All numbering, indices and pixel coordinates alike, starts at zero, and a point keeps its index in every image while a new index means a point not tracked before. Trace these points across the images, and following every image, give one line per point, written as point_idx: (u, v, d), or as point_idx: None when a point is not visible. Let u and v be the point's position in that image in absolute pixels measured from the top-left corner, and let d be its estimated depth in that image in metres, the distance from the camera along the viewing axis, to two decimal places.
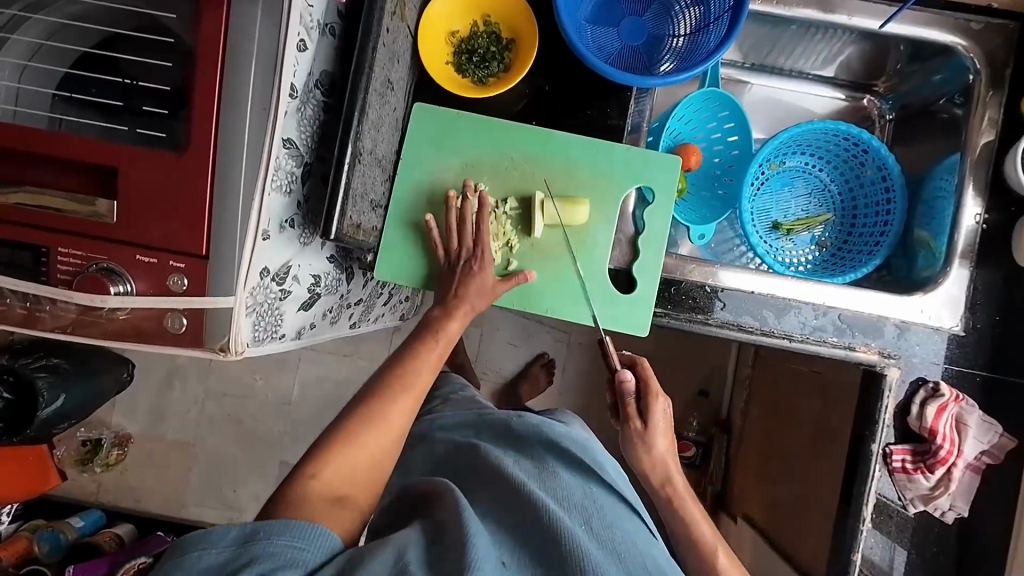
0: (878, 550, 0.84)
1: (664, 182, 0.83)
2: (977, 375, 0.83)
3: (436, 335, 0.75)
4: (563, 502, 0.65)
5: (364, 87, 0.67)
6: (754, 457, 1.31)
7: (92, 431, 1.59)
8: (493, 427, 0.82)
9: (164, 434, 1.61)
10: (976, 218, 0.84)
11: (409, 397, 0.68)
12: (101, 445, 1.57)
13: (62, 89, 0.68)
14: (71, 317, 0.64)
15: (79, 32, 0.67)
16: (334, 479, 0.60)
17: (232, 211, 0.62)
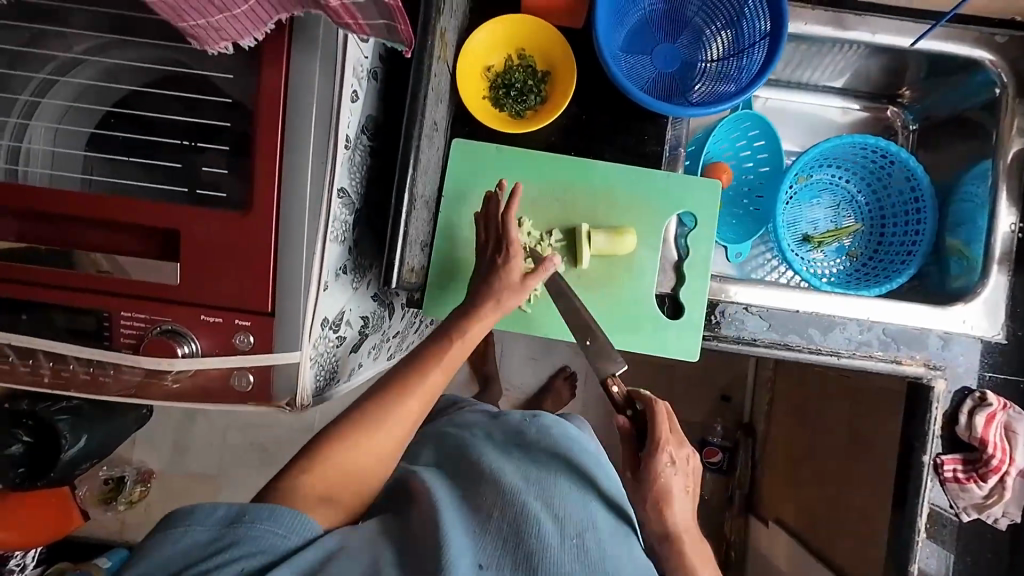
0: (932, 561, 0.85)
1: (706, 207, 0.84)
2: (1020, 381, 0.85)
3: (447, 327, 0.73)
4: (558, 514, 0.64)
5: (417, 134, 0.68)
6: (782, 459, 1.28)
7: (113, 470, 1.56)
8: (506, 431, 0.81)
9: (187, 467, 1.59)
10: (1011, 226, 0.86)
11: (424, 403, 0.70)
12: (124, 483, 1.55)
13: (95, 149, 0.65)
14: (135, 380, 0.63)
15: (112, 90, 0.65)
16: (329, 476, 0.62)
17: (295, 266, 0.62)
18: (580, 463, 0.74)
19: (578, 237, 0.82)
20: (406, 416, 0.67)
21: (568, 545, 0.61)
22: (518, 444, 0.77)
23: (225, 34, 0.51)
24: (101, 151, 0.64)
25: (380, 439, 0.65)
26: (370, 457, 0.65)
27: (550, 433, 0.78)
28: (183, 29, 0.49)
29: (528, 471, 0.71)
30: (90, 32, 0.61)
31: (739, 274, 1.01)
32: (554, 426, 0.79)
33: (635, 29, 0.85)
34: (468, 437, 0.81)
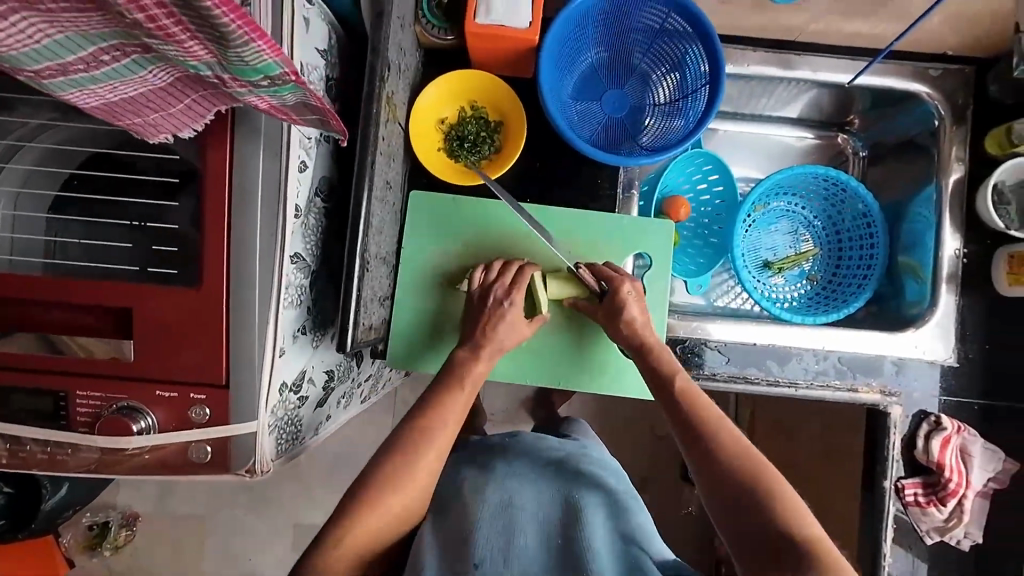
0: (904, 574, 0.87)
1: (661, 246, 0.86)
2: (974, 403, 0.88)
3: (461, 380, 0.75)
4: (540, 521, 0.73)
5: (367, 196, 0.69)
6: None
7: (96, 515, 1.46)
8: (494, 450, 0.86)
9: (172, 510, 1.48)
10: (956, 250, 0.88)
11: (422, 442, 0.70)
12: (108, 528, 1.45)
13: (53, 233, 0.66)
14: (94, 457, 0.64)
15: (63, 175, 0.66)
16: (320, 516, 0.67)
17: (249, 338, 0.63)
18: (562, 467, 0.81)
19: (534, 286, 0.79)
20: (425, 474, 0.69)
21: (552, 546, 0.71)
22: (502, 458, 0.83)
23: (163, 128, 0.53)
24: (63, 234, 0.66)
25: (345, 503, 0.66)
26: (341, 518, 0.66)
27: (531, 446, 0.85)
28: (120, 127, 0.51)
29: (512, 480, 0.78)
30: (33, 116, 0.62)
31: (703, 306, 1.03)
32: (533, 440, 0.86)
33: (583, 77, 0.88)
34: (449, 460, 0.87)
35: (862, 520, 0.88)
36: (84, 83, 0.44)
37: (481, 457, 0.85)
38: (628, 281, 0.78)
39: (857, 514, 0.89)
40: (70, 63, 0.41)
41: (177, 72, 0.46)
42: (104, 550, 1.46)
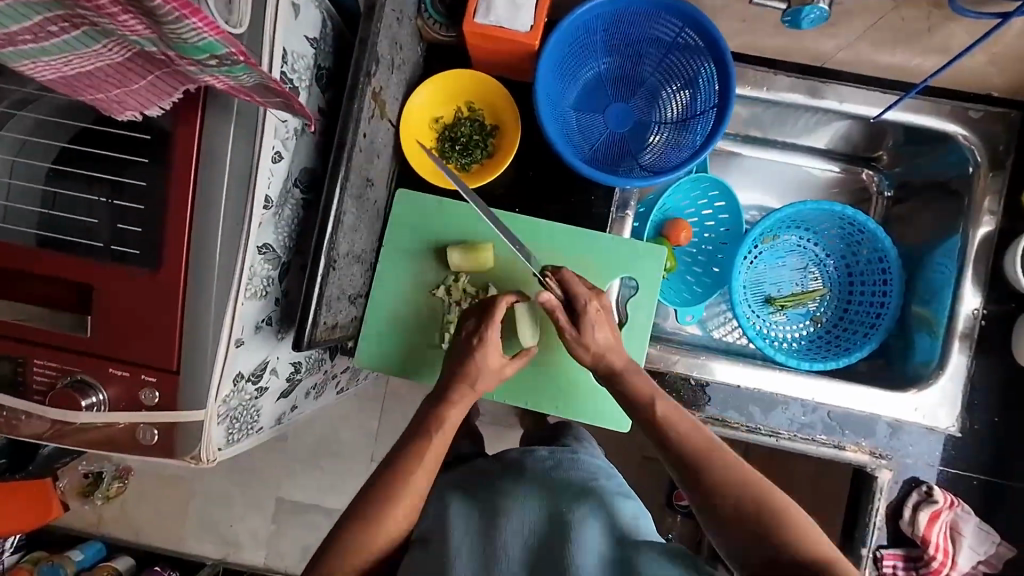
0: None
1: (650, 273, 0.82)
2: (974, 478, 0.81)
3: (443, 406, 0.71)
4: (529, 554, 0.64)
5: (340, 192, 0.67)
6: None
7: (93, 463, 1.37)
8: (479, 470, 0.80)
9: (164, 466, 1.39)
10: (975, 308, 0.81)
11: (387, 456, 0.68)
12: (102, 478, 1.36)
13: (48, 205, 0.64)
14: (46, 426, 0.64)
15: (46, 147, 0.65)
16: None
17: (204, 326, 0.62)
18: (551, 476, 0.74)
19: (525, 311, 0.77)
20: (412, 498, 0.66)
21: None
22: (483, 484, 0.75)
23: (128, 105, 0.51)
24: (54, 207, 0.64)
25: None
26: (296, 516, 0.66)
27: (516, 464, 0.77)
28: (84, 101, 0.50)
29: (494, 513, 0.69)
30: (18, 85, 0.63)
31: (696, 337, 0.98)
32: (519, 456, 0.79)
33: (588, 88, 0.84)
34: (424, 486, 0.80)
35: None
36: (35, 55, 0.43)
37: (464, 480, 0.78)
38: (597, 297, 0.71)
39: None
40: (16, 33, 0.40)
41: (133, 47, 0.44)
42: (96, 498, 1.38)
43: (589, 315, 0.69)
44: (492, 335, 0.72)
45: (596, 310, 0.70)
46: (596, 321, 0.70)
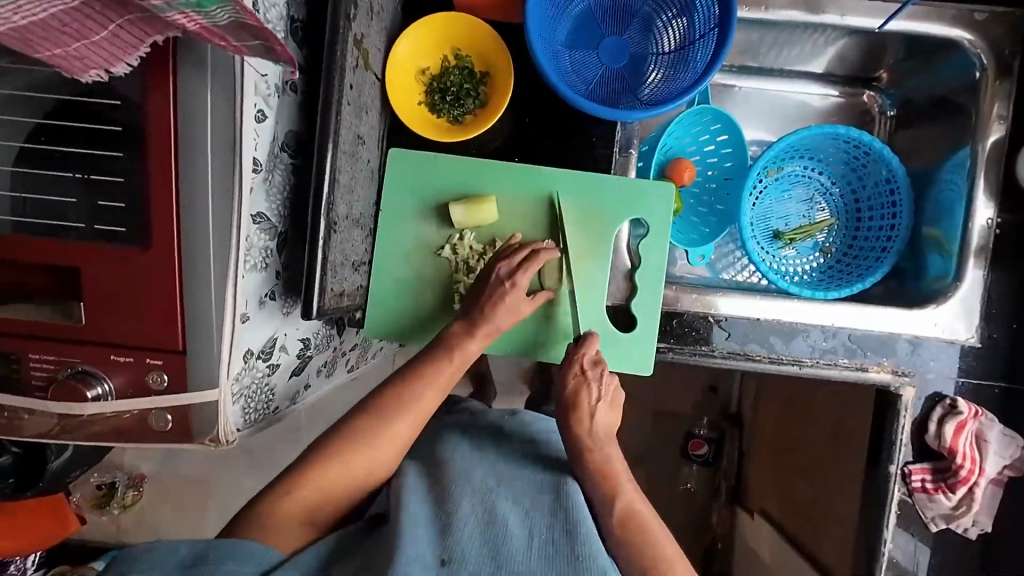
0: (903, 549, 0.83)
1: (658, 212, 0.80)
2: (995, 387, 0.81)
3: (450, 354, 0.73)
4: (524, 514, 0.65)
5: (332, 150, 0.63)
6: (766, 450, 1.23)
7: (104, 475, 1.35)
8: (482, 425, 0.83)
9: (179, 468, 1.37)
10: (989, 218, 0.80)
11: (404, 410, 0.70)
12: (115, 488, 1.34)
13: (19, 189, 0.59)
14: (51, 423, 0.62)
15: (6, 126, 0.59)
16: None
17: (206, 301, 0.59)
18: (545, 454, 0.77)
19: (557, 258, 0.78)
20: (394, 433, 0.69)
21: (539, 543, 0.62)
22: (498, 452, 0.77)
23: (91, 61, 0.47)
24: (27, 191, 0.59)
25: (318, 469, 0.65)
26: (327, 480, 0.66)
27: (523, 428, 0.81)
28: (41, 60, 0.45)
29: (500, 474, 0.72)
30: None
31: (708, 277, 0.96)
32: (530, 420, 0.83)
33: (579, 24, 0.80)
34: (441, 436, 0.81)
35: (866, 499, 0.84)
36: None
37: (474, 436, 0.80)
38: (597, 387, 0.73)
39: (860, 494, 0.85)
40: None
41: None
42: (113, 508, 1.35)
43: (603, 393, 0.72)
44: (525, 281, 0.73)
45: (607, 392, 0.73)
46: (605, 398, 0.73)
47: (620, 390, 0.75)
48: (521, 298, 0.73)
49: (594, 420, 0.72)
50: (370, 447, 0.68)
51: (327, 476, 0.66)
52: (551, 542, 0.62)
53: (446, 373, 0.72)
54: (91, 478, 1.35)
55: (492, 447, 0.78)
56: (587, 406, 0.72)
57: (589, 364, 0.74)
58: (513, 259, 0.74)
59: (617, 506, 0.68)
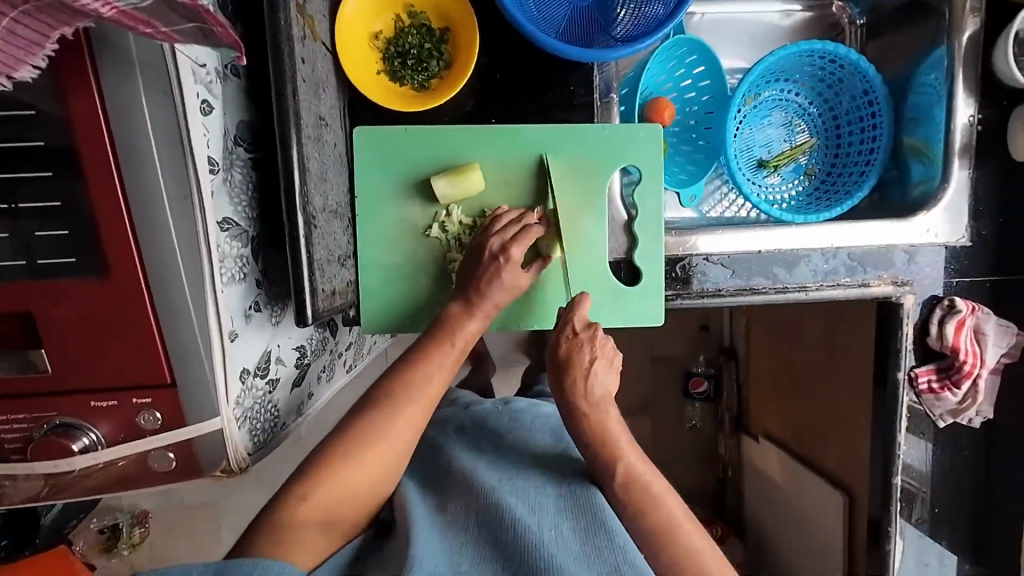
0: (915, 453, 0.88)
1: (649, 157, 0.76)
2: (986, 281, 0.84)
3: (450, 335, 0.70)
4: (533, 508, 0.66)
5: (296, 136, 0.56)
6: (766, 377, 1.25)
7: (105, 518, 1.26)
8: (486, 421, 0.84)
9: (182, 498, 1.29)
10: (970, 116, 0.80)
11: (415, 400, 0.66)
12: (119, 528, 1.26)
13: None
14: (38, 485, 0.56)
15: None
16: (323, 499, 0.60)
17: (187, 325, 0.53)
18: (548, 441, 0.79)
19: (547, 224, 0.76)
20: (405, 426, 0.65)
21: (550, 539, 0.61)
22: (504, 444, 0.78)
23: None
24: None
25: (343, 479, 0.61)
26: (355, 489, 0.62)
27: (520, 420, 0.83)
28: None
29: (503, 470, 0.73)
30: None
31: (700, 218, 0.94)
32: (525, 410, 0.86)
33: None
34: (456, 441, 0.81)
35: (879, 405, 0.87)
36: None
37: (474, 435, 0.82)
38: (603, 359, 0.71)
39: (872, 400, 0.88)
40: None
41: None
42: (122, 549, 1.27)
43: (597, 353, 0.70)
44: (519, 253, 0.69)
45: (602, 352, 0.71)
46: (600, 359, 0.71)
47: (616, 351, 0.72)
48: (516, 272, 0.70)
49: (590, 379, 0.71)
50: (382, 454, 0.64)
51: (355, 484, 0.62)
52: (562, 536, 0.63)
53: (448, 359, 0.69)
54: (92, 524, 1.26)
55: (492, 443, 0.79)
56: (582, 367, 0.70)
57: (581, 326, 0.72)
58: (506, 232, 0.70)
59: (618, 468, 0.67)
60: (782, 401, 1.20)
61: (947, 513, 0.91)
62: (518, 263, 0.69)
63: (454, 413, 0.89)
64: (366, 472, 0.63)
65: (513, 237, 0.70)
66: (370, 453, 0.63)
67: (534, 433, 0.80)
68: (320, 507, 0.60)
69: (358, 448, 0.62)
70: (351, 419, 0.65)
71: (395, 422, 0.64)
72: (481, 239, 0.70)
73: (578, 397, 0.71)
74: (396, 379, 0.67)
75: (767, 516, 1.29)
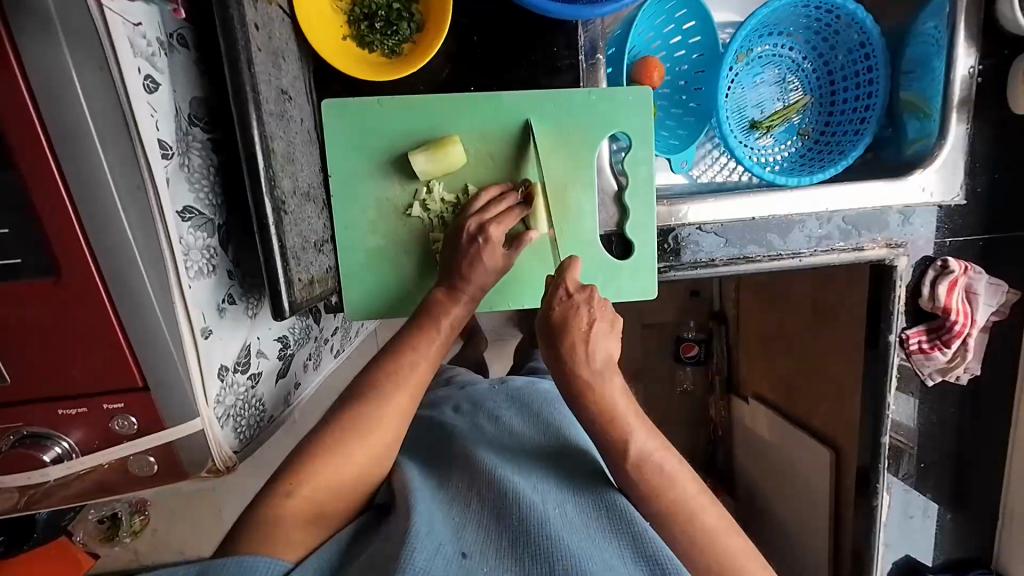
0: (903, 410, 0.90)
1: (639, 122, 0.72)
2: (979, 240, 0.83)
3: (436, 321, 0.67)
4: (536, 487, 0.65)
5: (255, 112, 0.51)
6: (756, 341, 1.26)
7: (103, 509, 1.20)
8: (479, 403, 0.83)
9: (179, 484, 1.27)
10: (970, 67, 0.77)
11: (402, 388, 0.64)
12: (118, 518, 1.21)
13: None
14: (16, 496, 0.54)
15: None
16: (313, 493, 0.59)
17: (154, 325, 0.49)
18: (544, 417, 0.77)
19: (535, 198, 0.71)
20: (394, 415, 0.64)
21: (554, 515, 0.60)
22: (498, 425, 0.77)
23: None
24: None
25: (335, 471, 0.60)
26: (346, 481, 0.61)
27: (519, 398, 0.82)
28: None
29: (504, 449, 0.72)
30: None
31: (692, 183, 0.90)
32: (522, 387, 0.84)
33: None
34: (454, 421, 0.80)
35: (872, 366, 0.87)
36: None
37: (472, 414, 0.81)
38: (607, 321, 0.63)
39: (864, 362, 0.89)
40: None
41: None
42: (126, 537, 1.25)
43: (596, 315, 0.62)
44: (498, 233, 0.66)
45: (601, 315, 0.63)
46: (601, 322, 0.62)
47: (615, 314, 0.64)
48: (498, 253, 0.67)
49: (591, 344, 0.61)
50: (373, 445, 0.62)
51: (350, 474, 0.61)
52: (565, 514, 0.61)
53: (436, 346, 0.67)
54: (89, 514, 1.19)
55: (491, 420, 0.79)
56: (581, 330, 0.61)
57: (575, 288, 0.64)
58: (486, 212, 0.67)
59: (630, 454, 0.60)
60: (773, 364, 1.21)
61: (932, 466, 0.93)
62: (498, 244, 0.66)
63: (448, 393, 0.89)
64: (360, 463, 0.62)
65: (496, 214, 0.67)
66: (363, 444, 0.62)
67: (531, 409, 0.79)
68: (309, 502, 0.59)
69: (349, 440, 0.61)
70: (340, 410, 0.63)
71: (388, 409, 0.63)
72: (463, 219, 0.67)
73: (579, 366, 0.61)
74: (385, 365, 0.65)
75: (757, 473, 1.32)
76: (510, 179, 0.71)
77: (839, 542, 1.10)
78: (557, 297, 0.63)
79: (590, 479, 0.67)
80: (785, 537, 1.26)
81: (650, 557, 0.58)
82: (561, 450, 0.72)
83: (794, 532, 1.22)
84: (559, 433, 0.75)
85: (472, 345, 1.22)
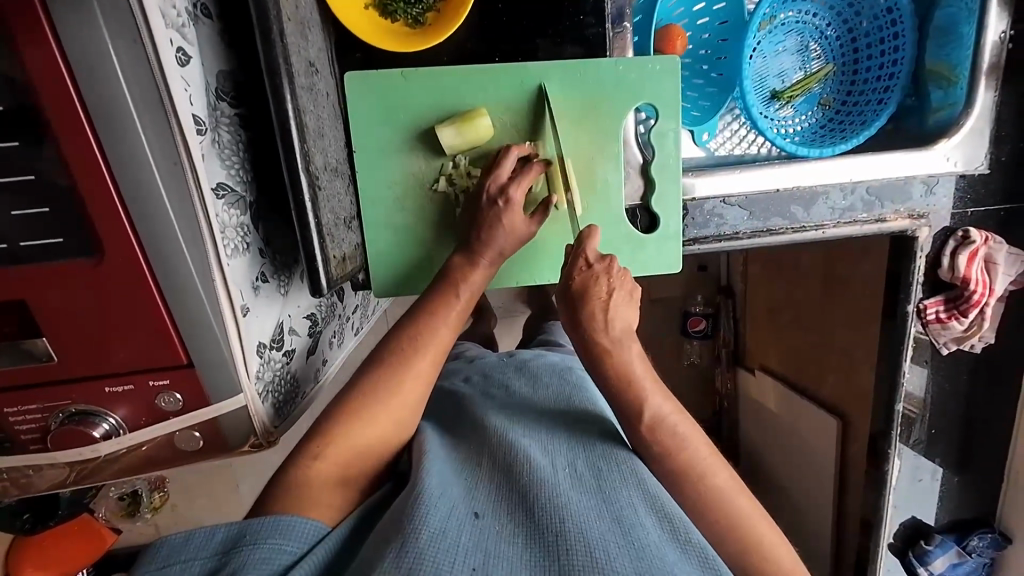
0: (916, 380, 0.92)
1: (667, 93, 0.71)
2: (999, 210, 0.84)
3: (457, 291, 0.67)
4: (546, 450, 0.62)
5: (289, 85, 0.51)
6: (765, 315, 1.26)
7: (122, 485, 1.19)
8: (493, 374, 0.83)
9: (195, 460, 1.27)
10: (1000, 32, 0.76)
11: (424, 356, 0.64)
12: (138, 495, 1.20)
13: None
14: (66, 471, 0.56)
15: None
16: (344, 460, 0.59)
17: (196, 302, 0.49)
18: (555, 387, 0.77)
19: (553, 174, 0.70)
20: (417, 379, 0.64)
21: (567, 479, 0.58)
22: (507, 392, 0.78)
23: None
24: None
25: (368, 440, 0.61)
26: (373, 452, 0.62)
27: (529, 369, 0.82)
28: None
29: (515, 416, 0.70)
30: None
31: (709, 157, 0.88)
32: (531, 358, 0.85)
33: None
34: (467, 390, 0.80)
35: (890, 336, 0.88)
36: None
37: (483, 385, 0.81)
38: (623, 287, 0.63)
39: (885, 335, 0.89)
40: None
41: None
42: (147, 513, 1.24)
43: (615, 284, 0.62)
44: (519, 196, 0.65)
45: (620, 284, 0.63)
46: (620, 292, 0.62)
47: (634, 284, 0.65)
48: (518, 217, 0.66)
49: (610, 313, 0.62)
50: (399, 414, 0.63)
51: (382, 442, 0.62)
52: (576, 474, 0.59)
53: (459, 314, 0.66)
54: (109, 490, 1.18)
55: (500, 390, 0.78)
56: (600, 299, 0.62)
57: (595, 258, 0.63)
58: (506, 175, 0.66)
59: (644, 416, 0.60)
60: (782, 336, 1.22)
61: (941, 432, 0.96)
62: (518, 208, 0.66)
63: (459, 366, 0.90)
64: (391, 429, 0.63)
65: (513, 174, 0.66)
66: (394, 413, 0.62)
67: (541, 380, 0.79)
68: (341, 473, 0.59)
69: (383, 410, 0.62)
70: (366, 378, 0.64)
71: (413, 382, 0.64)
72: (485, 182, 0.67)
73: (597, 335, 0.62)
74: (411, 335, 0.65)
75: (764, 442, 1.34)
76: (530, 142, 0.70)
77: (845, 504, 1.13)
78: (574, 268, 0.63)
79: (600, 443, 0.64)
80: (792, 503, 1.29)
81: (665, 516, 0.55)
82: (570, 417, 0.69)
83: (801, 498, 1.25)
84: (572, 401, 0.73)
85: (482, 321, 1.22)
